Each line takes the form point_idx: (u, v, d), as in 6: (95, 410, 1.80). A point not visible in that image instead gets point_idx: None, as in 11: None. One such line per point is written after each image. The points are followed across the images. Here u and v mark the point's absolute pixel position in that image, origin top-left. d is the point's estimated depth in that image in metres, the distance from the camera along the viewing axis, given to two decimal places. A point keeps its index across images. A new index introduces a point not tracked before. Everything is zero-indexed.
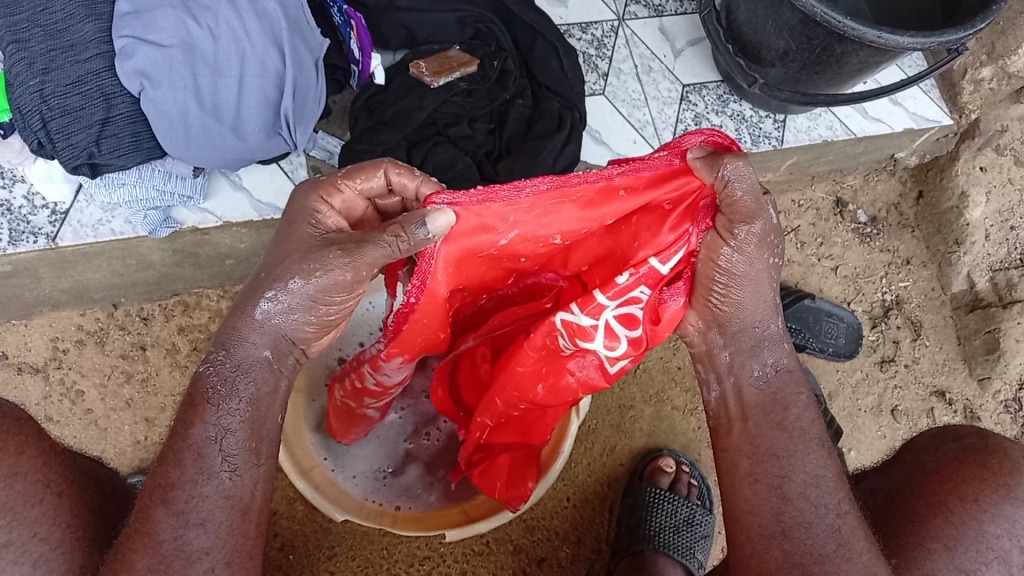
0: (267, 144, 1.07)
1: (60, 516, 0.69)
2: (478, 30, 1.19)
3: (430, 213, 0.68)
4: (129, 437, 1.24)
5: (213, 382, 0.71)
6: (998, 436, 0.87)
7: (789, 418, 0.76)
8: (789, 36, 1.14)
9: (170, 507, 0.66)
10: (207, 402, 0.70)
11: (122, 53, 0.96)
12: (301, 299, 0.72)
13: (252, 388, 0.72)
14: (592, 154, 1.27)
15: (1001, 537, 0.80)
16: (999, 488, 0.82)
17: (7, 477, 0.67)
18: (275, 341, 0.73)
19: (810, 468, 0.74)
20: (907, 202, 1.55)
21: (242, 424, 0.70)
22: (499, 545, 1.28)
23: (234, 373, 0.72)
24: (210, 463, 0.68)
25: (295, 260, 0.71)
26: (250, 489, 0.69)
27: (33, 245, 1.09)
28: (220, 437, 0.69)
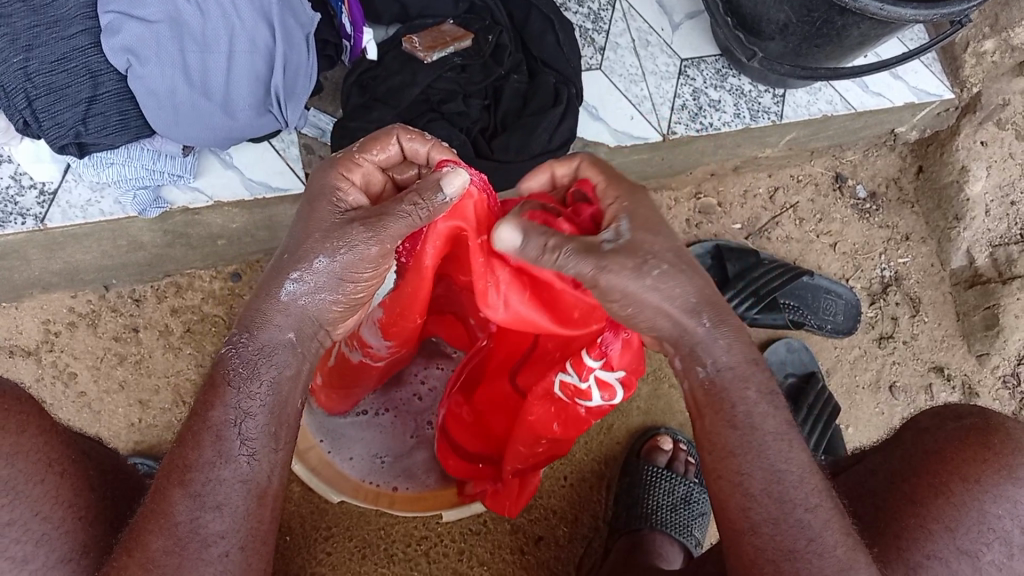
0: (258, 122, 1.04)
1: (62, 496, 0.66)
2: (472, 3, 1.17)
3: (446, 176, 0.66)
4: (123, 419, 1.23)
5: (234, 365, 0.67)
6: (1001, 416, 0.87)
7: (739, 415, 0.70)
8: (789, 8, 1.12)
9: (186, 489, 0.63)
10: (228, 384, 0.66)
11: (108, 30, 0.94)
12: (328, 279, 0.68)
13: (277, 373, 0.68)
14: (588, 131, 1.25)
15: (1003, 518, 0.80)
16: (1002, 469, 0.81)
17: (8, 454, 0.63)
18: (301, 321, 0.69)
19: (767, 462, 0.69)
20: (907, 177, 1.54)
21: (264, 408, 0.67)
22: (495, 525, 1.28)
23: (257, 354, 0.67)
24: (229, 446, 0.65)
25: (316, 240, 0.67)
26: (267, 474, 0.66)
27: (20, 227, 1.07)
28: (241, 420, 0.66)
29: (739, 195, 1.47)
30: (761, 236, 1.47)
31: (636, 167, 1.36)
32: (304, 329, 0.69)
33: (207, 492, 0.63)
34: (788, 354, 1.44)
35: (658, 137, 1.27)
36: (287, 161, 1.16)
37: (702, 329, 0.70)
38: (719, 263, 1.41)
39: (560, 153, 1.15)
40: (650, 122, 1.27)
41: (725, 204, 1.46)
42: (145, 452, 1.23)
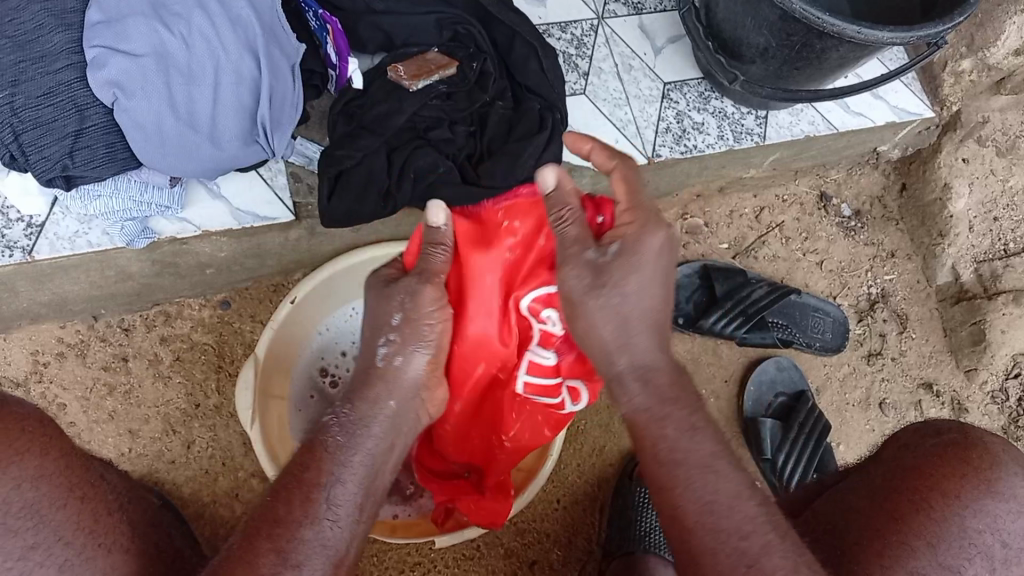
0: (245, 153, 1.04)
1: (83, 521, 0.70)
2: (456, 32, 1.17)
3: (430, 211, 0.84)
4: (113, 450, 1.23)
5: (334, 433, 0.78)
6: (980, 431, 0.89)
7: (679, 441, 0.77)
8: (768, 32, 1.14)
9: (275, 543, 0.68)
10: (327, 452, 0.76)
11: (94, 64, 0.95)
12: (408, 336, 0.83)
13: (374, 443, 0.79)
14: (574, 154, 1.26)
15: (986, 535, 0.81)
16: (981, 484, 0.83)
17: (35, 477, 0.68)
18: (404, 394, 0.83)
19: (699, 496, 0.75)
20: (890, 195, 1.56)
21: (351, 479, 0.76)
22: (488, 549, 1.28)
23: (358, 418, 0.80)
24: (318, 513, 0.72)
25: (387, 305, 0.83)
26: (347, 543, 0.73)
27: (9, 259, 1.08)
28: (333, 486, 0.74)
29: (725, 215, 1.48)
30: (749, 256, 1.48)
31: None
32: (402, 405, 0.83)
33: (291, 548, 0.69)
34: (778, 373, 1.44)
35: (644, 160, 1.29)
36: (274, 190, 1.17)
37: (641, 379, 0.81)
38: (706, 283, 1.43)
39: None
40: (634, 145, 1.29)
41: (711, 225, 1.48)
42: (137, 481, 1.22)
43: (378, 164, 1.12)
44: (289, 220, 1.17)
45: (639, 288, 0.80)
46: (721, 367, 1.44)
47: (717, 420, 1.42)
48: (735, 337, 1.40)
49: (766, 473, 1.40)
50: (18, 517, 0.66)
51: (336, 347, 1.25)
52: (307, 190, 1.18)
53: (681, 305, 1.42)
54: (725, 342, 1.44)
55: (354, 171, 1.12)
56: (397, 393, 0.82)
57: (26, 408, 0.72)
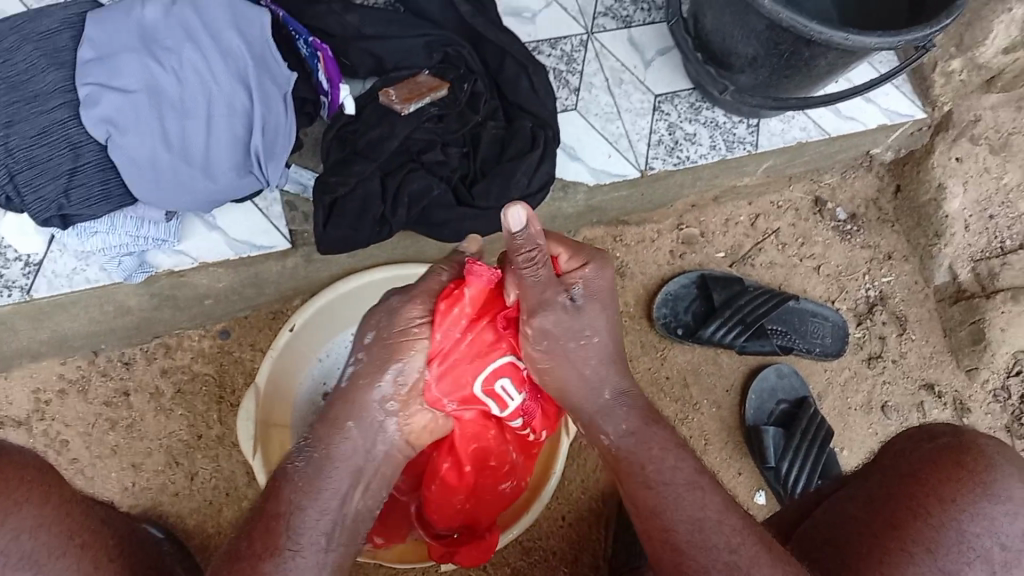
0: (240, 183, 1.03)
1: (83, 567, 0.71)
2: (446, 54, 1.18)
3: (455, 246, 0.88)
4: (116, 485, 1.23)
5: (296, 464, 0.80)
6: (974, 434, 0.89)
7: (651, 474, 0.82)
8: (757, 42, 1.14)
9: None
10: (286, 491, 0.78)
11: (87, 101, 0.96)
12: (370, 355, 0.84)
13: (334, 469, 0.81)
14: (568, 171, 1.27)
15: (985, 538, 0.80)
16: (977, 487, 0.82)
17: (33, 526, 0.69)
18: (366, 428, 0.83)
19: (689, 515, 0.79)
20: (885, 197, 1.56)
21: (313, 508, 0.78)
22: (496, 569, 1.27)
23: (319, 459, 0.81)
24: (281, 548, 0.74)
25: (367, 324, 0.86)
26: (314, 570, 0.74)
27: (7, 299, 1.08)
28: (294, 516, 0.77)
29: (720, 224, 1.48)
30: (745, 264, 1.48)
31: (617, 204, 1.37)
32: (367, 440, 0.83)
33: None
34: (779, 380, 1.44)
35: (637, 173, 1.29)
36: (270, 219, 1.17)
37: (601, 401, 0.86)
38: (703, 294, 1.43)
39: (539, 196, 1.17)
40: (626, 159, 1.29)
41: (707, 234, 1.48)
42: (142, 515, 1.22)
43: (372, 189, 1.12)
44: (285, 249, 1.17)
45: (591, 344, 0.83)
46: (723, 377, 1.44)
47: (721, 430, 1.42)
48: (734, 346, 1.41)
49: (770, 481, 1.39)
50: (18, 568, 0.67)
51: (336, 368, 1.24)
52: (302, 219, 1.18)
53: (680, 316, 1.42)
54: (726, 351, 1.44)
55: (348, 198, 1.12)
56: (353, 413, 0.83)
57: (26, 456, 0.74)
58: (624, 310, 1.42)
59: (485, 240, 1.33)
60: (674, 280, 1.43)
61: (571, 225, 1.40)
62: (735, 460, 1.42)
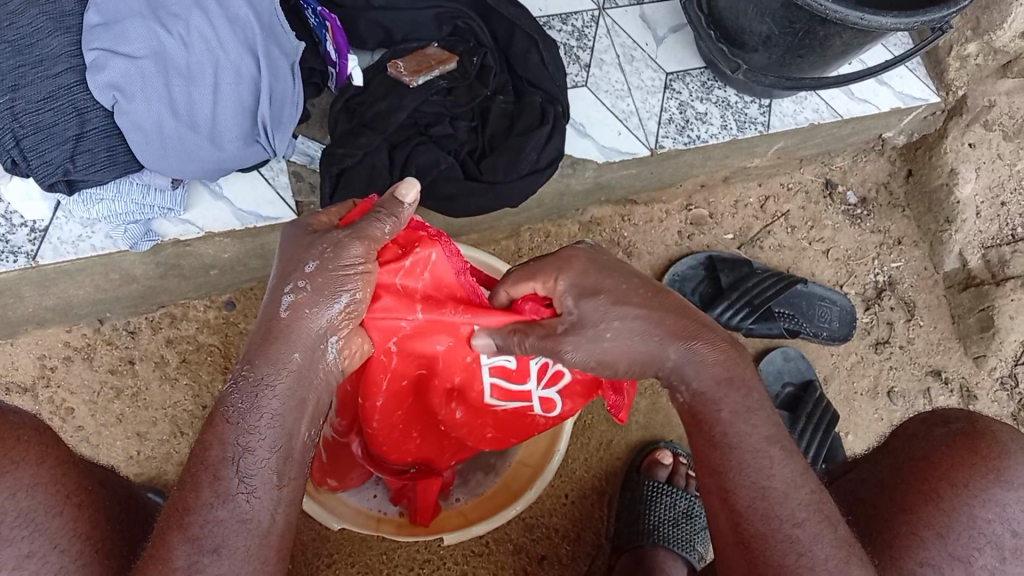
0: (246, 152, 1.04)
1: (79, 529, 0.71)
2: (455, 26, 1.17)
3: (403, 186, 0.71)
4: (120, 453, 1.23)
5: (233, 401, 0.69)
6: (987, 420, 0.88)
7: (730, 425, 0.75)
8: (771, 21, 1.13)
9: (185, 532, 0.65)
10: (228, 423, 0.69)
11: (93, 67, 0.95)
12: (319, 284, 0.69)
13: (276, 405, 0.69)
14: (576, 148, 1.26)
15: (994, 522, 0.80)
16: (990, 474, 0.82)
17: (30, 486, 0.70)
18: (313, 358, 0.71)
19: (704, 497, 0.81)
20: (896, 181, 1.54)
21: (262, 445, 0.69)
22: (498, 545, 1.28)
23: (260, 398, 0.69)
24: (228, 488, 0.67)
25: (304, 250, 0.71)
26: (268, 514, 0.68)
27: (12, 265, 1.07)
28: (240, 459, 0.68)
29: (730, 206, 1.48)
30: (753, 246, 1.47)
31: (626, 183, 1.36)
32: (307, 368, 0.71)
33: (198, 524, 0.65)
34: (786, 363, 1.43)
35: (647, 152, 1.28)
36: (276, 190, 1.16)
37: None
38: (711, 275, 1.42)
39: (549, 170, 1.16)
40: (637, 137, 1.28)
41: (716, 215, 1.47)
42: (146, 483, 1.23)
43: (379, 161, 1.11)
44: (291, 219, 1.16)
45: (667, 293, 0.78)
46: None
47: None
48: (742, 328, 1.41)
49: None
50: (13, 526, 0.67)
51: None
52: (309, 190, 1.18)
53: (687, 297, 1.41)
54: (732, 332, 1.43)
55: (355, 169, 1.11)
56: (298, 343, 0.70)
57: (22, 418, 0.73)
58: None
59: (494, 216, 1.33)
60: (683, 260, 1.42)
61: (580, 203, 1.39)
62: None
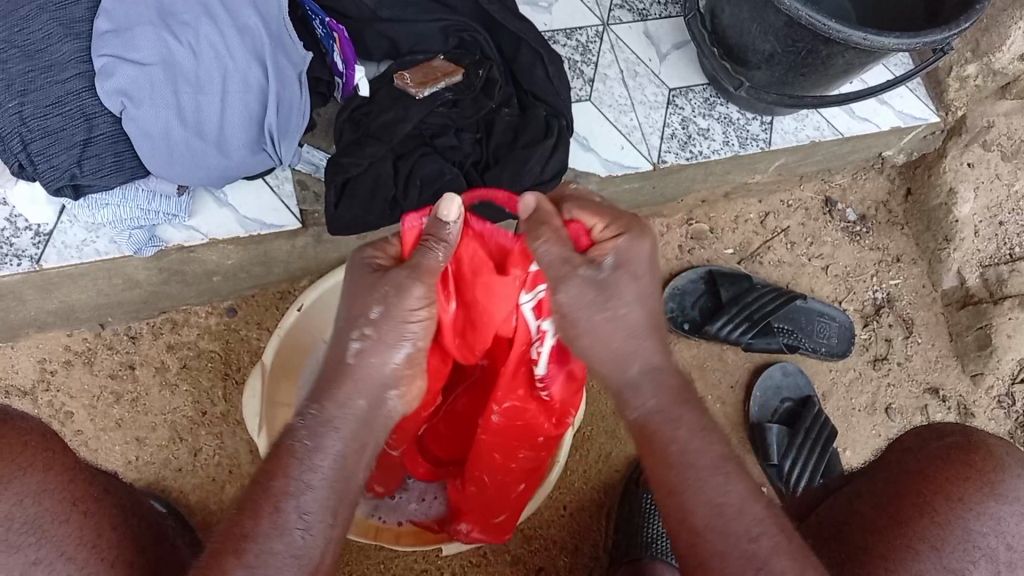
0: (252, 161, 1.04)
1: (86, 536, 0.71)
2: (461, 39, 1.18)
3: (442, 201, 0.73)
4: (119, 458, 1.23)
5: (301, 436, 0.71)
6: (981, 433, 0.89)
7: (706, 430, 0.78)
8: (774, 39, 1.14)
9: (240, 559, 0.65)
10: (293, 456, 0.70)
11: (102, 73, 0.96)
12: (384, 330, 0.74)
13: (338, 446, 0.71)
14: (579, 161, 1.26)
15: (988, 536, 0.81)
16: (984, 486, 0.83)
17: (37, 492, 0.70)
18: (372, 398, 0.74)
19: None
20: (896, 200, 1.56)
21: (324, 481, 0.70)
22: (496, 556, 1.28)
23: (320, 435, 0.71)
24: (285, 520, 0.67)
25: (372, 293, 0.74)
26: (320, 549, 0.68)
27: (16, 268, 1.08)
28: (303, 492, 0.69)
29: (730, 221, 1.49)
30: (753, 261, 1.48)
31: (628, 197, 1.37)
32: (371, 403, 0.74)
33: (246, 550, 0.65)
34: (784, 377, 1.44)
35: (649, 166, 1.29)
36: (281, 198, 1.17)
37: None
38: (711, 289, 1.43)
39: (552, 184, 1.17)
40: (640, 151, 1.29)
41: (717, 230, 1.48)
42: (144, 488, 1.22)
43: (385, 171, 1.12)
44: (295, 227, 1.17)
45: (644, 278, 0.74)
46: (727, 373, 1.44)
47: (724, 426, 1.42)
48: (740, 343, 1.40)
49: (772, 479, 1.39)
50: (21, 532, 0.68)
51: None
52: (314, 198, 1.18)
53: (686, 311, 1.42)
54: (732, 347, 1.44)
55: (360, 178, 1.12)
56: (364, 391, 0.73)
57: (31, 424, 0.75)
58: None
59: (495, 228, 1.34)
60: (684, 273, 1.43)
61: None
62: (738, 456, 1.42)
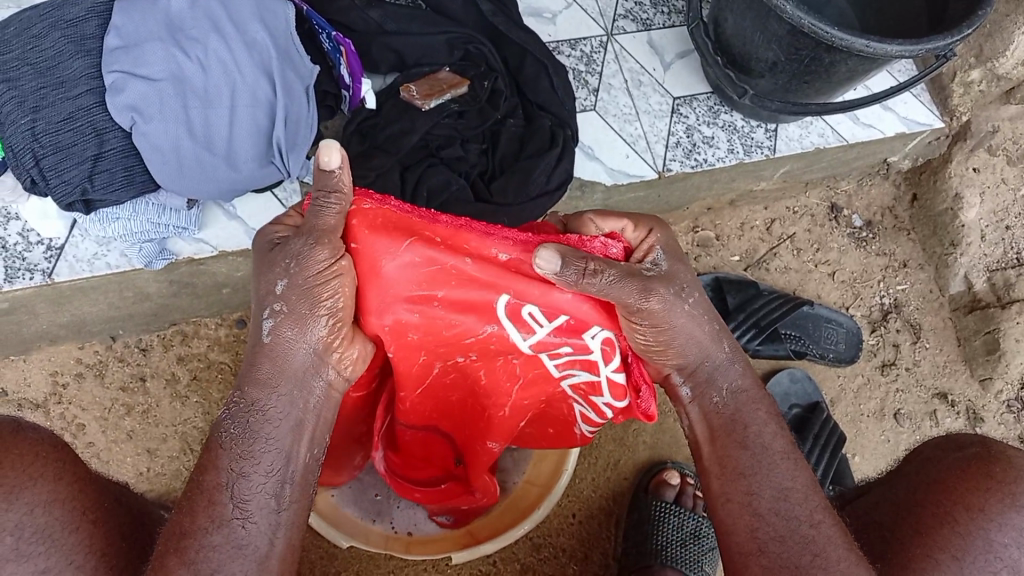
0: (262, 174, 1.05)
1: (94, 544, 0.71)
2: (467, 51, 1.19)
3: (542, 256, 0.66)
4: (131, 469, 1.26)
5: (227, 427, 0.70)
6: (1002, 445, 0.86)
7: (749, 436, 0.79)
8: (777, 48, 1.14)
9: (183, 557, 0.65)
10: (223, 451, 0.70)
11: (113, 89, 0.97)
12: (295, 296, 0.69)
13: (273, 429, 0.70)
14: (585, 171, 1.27)
15: (1011, 547, 0.78)
16: (1006, 497, 0.80)
17: (47, 502, 0.70)
18: (296, 378, 0.71)
19: (777, 483, 0.76)
20: (901, 206, 1.56)
21: (257, 467, 0.70)
22: (505, 564, 1.28)
23: (250, 418, 0.70)
24: (223, 512, 0.68)
25: (270, 269, 0.70)
26: (267, 538, 0.68)
27: (29, 282, 1.08)
28: (237, 481, 0.69)
29: (736, 228, 1.50)
30: (760, 268, 1.49)
31: (633, 206, 1.37)
32: (299, 391, 0.71)
33: (200, 561, 0.65)
34: (792, 384, 1.45)
35: (655, 174, 1.29)
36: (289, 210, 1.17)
37: (723, 355, 0.81)
38: (718, 296, 1.43)
39: (558, 194, 1.18)
40: (646, 160, 1.29)
41: (723, 237, 1.49)
42: (155, 499, 1.25)
43: (392, 183, 1.13)
44: None
45: (683, 338, 0.78)
46: None
47: None
48: (748, 348, 1.43)
49: None
50: (31, 542, 0.68)
51: None
52: None
53: None
54: None
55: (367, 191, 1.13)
56: (277, 369, 0.70)
57: (42, 434, 0.75)
58: None
59: None
60: None
61: None
62: None
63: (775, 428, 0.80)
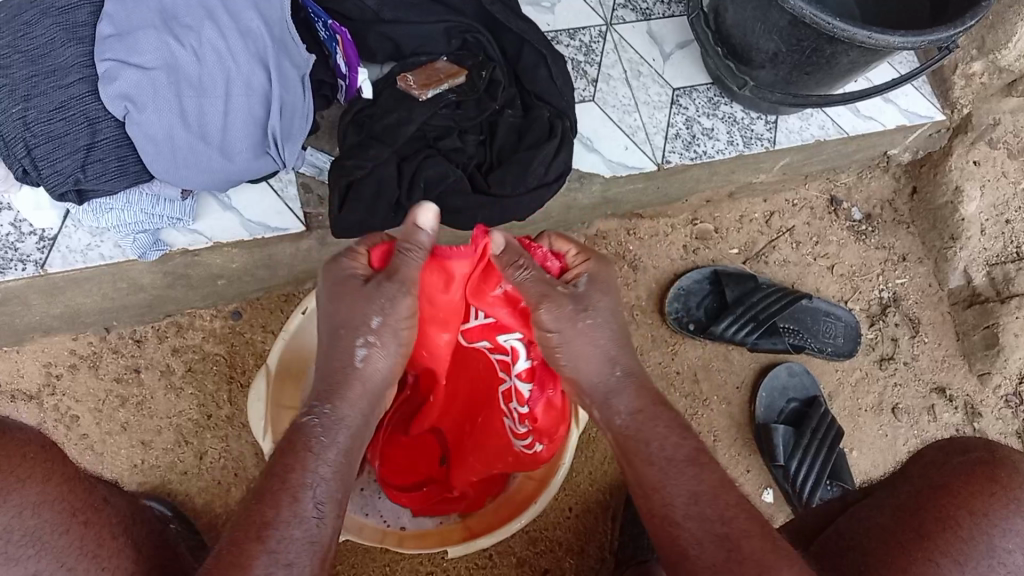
0: (257, 164, 1.05)
1: (86, 547, 0.70)
2: (465, 40, 1.18)
3: (421, 212, 0.82)
4: (126, 462, 1.25)
5: (316, 433, 0.76)
6: (1007, 450, 0.87)
7: (652, 451, 0.81)
8: (778, 38, 1.13)
9: (265, 544, 0.67)
10: (309, 450, 0.75)
11: (105, 77, 0.96)
12: (388, 329, 0.81)
13: (348, 436, 0.78)
14: (584, 162, 1.26)
15: (1015, 552, 0.78)
16: (1009, 502, 0.80)
17: (36, 503, 0.70)
18: (365, 390, 0.80)
19: (687, 489, 0.78)
20: (901, 198, 1.55)
21: (332, 476, 0.74)
22: (501, 558, 1.28)
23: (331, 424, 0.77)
24: (304, 509, 0.71)
25: (364, 304, 0.80)
26: (328, 538, 0.72)
27: (21, 273, 1.07)
28: (316, 485, 0.73)
29: (735, 220, 1.49)
30: (759, 260, 1.48)
31: (632, 198, 1.36)
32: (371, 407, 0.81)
33: (276, 543, 0.68)
34: (790, 379, 1.43)
35: (654, 166, 1.28)
36: (285, 201, 1.16)
37: (613, 378, 0.85)
38: (716, 289, 1.43)
39: (556, 185, 1.18)
40: (644, 152, 1.28)
41: (722, 229, 1.48)
42: (150, 492, 1.25)
43: (388, 174, 1.12)
44: (299, 231, 1.16)
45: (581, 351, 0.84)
46: (733, 373, 1.43)
47: (729, 427, 1.41)
48: (745, 343, 1.41)
49: (777, 479, 1.38)
50: (20, 545, 0.67)
51: None
52: (318, 201, 1.17)
53: (691, 310, 1.42)
54: (737, 347, 1.44)
55: (364, 181, 1.12)
56: (351, 388, 0.79)
57: (27, 435, 0.74)
58: (635, 302, 1.43)
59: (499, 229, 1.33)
60: (688, 274, 1.43)
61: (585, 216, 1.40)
62: (742, 457, 1.41)
63: (677, 438, 0.82)
